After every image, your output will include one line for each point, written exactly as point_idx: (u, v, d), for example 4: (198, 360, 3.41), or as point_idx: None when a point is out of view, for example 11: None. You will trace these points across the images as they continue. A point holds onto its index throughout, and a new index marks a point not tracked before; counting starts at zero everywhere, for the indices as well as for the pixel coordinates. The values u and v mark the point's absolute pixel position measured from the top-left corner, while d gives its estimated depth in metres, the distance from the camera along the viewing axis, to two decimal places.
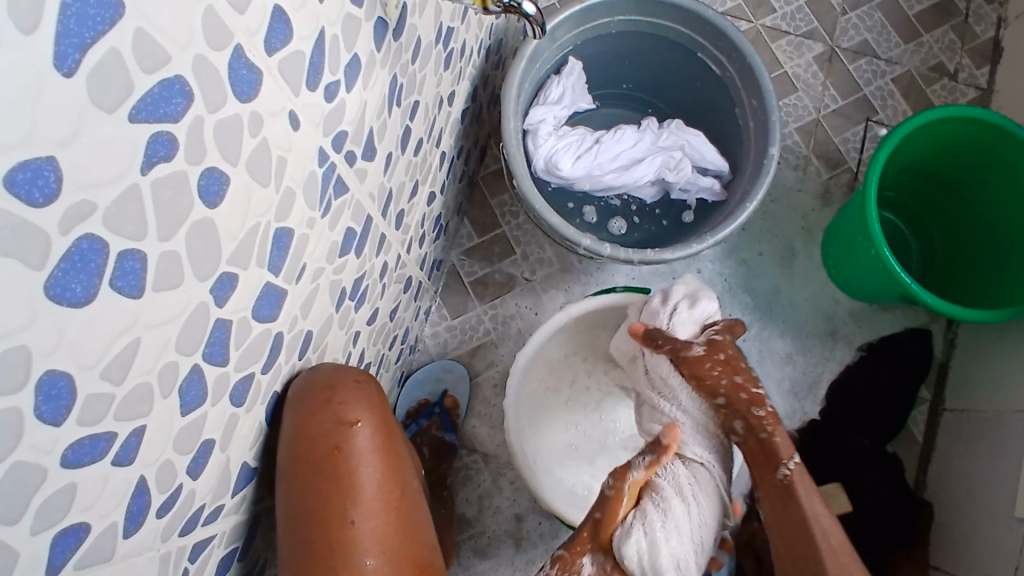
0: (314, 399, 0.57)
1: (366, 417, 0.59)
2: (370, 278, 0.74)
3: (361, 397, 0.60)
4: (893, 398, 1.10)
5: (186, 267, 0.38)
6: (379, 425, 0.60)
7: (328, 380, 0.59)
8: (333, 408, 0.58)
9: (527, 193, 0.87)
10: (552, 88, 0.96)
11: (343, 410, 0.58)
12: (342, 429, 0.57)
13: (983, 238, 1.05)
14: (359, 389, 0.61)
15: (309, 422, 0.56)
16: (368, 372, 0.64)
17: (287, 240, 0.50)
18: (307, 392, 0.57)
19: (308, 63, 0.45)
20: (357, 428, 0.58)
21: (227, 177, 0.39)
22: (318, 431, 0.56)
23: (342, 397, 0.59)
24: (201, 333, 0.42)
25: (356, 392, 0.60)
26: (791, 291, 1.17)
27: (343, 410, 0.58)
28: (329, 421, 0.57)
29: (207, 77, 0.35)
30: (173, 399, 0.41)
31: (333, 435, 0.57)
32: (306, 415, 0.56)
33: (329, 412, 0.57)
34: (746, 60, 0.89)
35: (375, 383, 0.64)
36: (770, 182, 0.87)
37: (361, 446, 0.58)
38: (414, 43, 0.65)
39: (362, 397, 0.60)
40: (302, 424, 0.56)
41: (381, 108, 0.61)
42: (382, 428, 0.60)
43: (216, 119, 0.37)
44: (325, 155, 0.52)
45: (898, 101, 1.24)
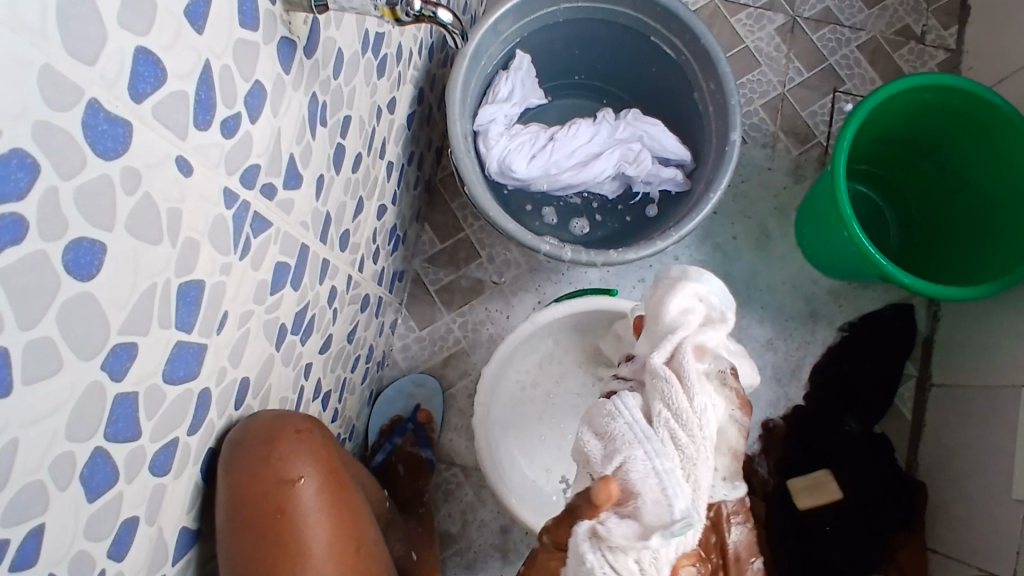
0: (252, 458, 0.53)
1: (310, 472, 0.57)
2: (316, 307, 0.70)
3: (305, 450, 0.57)
4: (878, 376, 1.08)
5: (65, 350, 0.34)
6: (325, 477, 0.58)
7: (266, 433, 0.55)
8: (274, 467, 0.54)
9: (480, 200, 0.83)
10: (500, 85, 0.91)
11: (286, 468, 0.55)
12: (286, 489, 0.55)
13: (958, 208, 1.02)
14: (300, 441, 0.57)
15: (249, 487, 0.53)
16: (308, 415, 0.61)
17: (198, 293, 0.45)
18: (242, 452, 0.53)
19: (194, 103, 0.41)
20: (302, 485, 0.55)
21: (103, 245, 0.35)
22: (258, 496, 0.53)
23: (283, 452, 0.56)
24: (100, 413, 0.38)
25: (297, 444, 0.57)
26: (768, 274, 1.14)
27: (286, 467, 0.55)
28: (269, 483, 0.54)
29: (55, 143, 0.31)
30: (74, 489, 0.38)
31: (277, 497, 0.54)
32: (244, 478, 0.53)
33: (272, 472, 0.54)
34: (700, 42, 0.85)
35: (317, 429, 0.60)
36: (734, 168, 0.83)
37: (307, 505, 0.55)
38: (334, 57, 0.60)
39: (305, 449, 0.57)
40: (240, 488, 0.53)
41: (301, 133, 0.57)
42: (329, 479, 0.58)
43: (78, 185, 0.33)
44: (234, 194, 0.47)
45: (865, 69, 1.20)
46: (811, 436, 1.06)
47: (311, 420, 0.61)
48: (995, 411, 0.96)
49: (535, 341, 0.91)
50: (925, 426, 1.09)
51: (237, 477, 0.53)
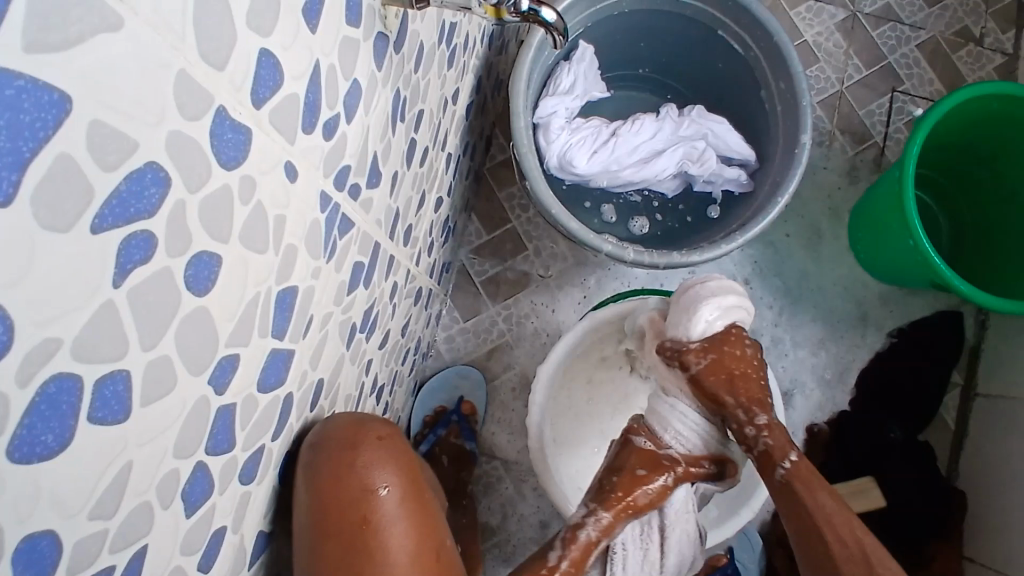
0: (332, 463, 0.53)
1: (393, 480, 0.55)
2: (380, 303, 0.69)
3: (387, 457, 0.56)
4: (926, 384, 1.06)
5: (179, 369, 0.33)
6: (408, 487, 0.56)
7: (347, 439, 0.55)
8: (356, 473, 0.53)
9: (542, 195, 0.81)
10: (562, 76, 0.88)
11: (368, 475, 0.54)
12: (368, 498, 0.53)
13: (1012, 221, 0.99)
14: (382, 447, 0.56)
15: (331, 492, 0.52)
16: (389, 422, 0.60)
17: (291, 299, 0.44)
18: (324, 455, 0.53)
19: (303, 105, 0.39)
20: (384, 494, 0.54)
21: (218, 258, 0.33)
22: (340, 502, 0.52)
23: (364, 458, 0.55)
24: (203, 427, 0.37)
25: (379, 451, 0.56)
26: (818, 275, 1.12)
27: (368, 474, 0.54)
28: (351, 489, 0.53)
29: (186, 154, 0.29)
30: (176, 506, 0.36)
31: (359, 505, 0.53)
32: (326, 483, 0.52)
33: (353, 478, 0.53)
34: (772, 39, 0.82)
35: (397, 436, 0.59)
36: (803, 173, 0.81)
37: (389, 514, 0.54)
38: (416, 50, 0.58)
39: (387, 456, 0.56)
40: (320, 495, 0.52)
41: (384, 129, 0.55)
42: (412, 488, 0.56)
43: (201, 197, 0.31)
44: (328, 197, 0.46)
45: (924, 69, 1.16)
46: (857, 441, 1.05)
47: (392, 427, 0.61)
48: None
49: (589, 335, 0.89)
50: (971, 438, 1.07)
51: (318, 482, 0.52)
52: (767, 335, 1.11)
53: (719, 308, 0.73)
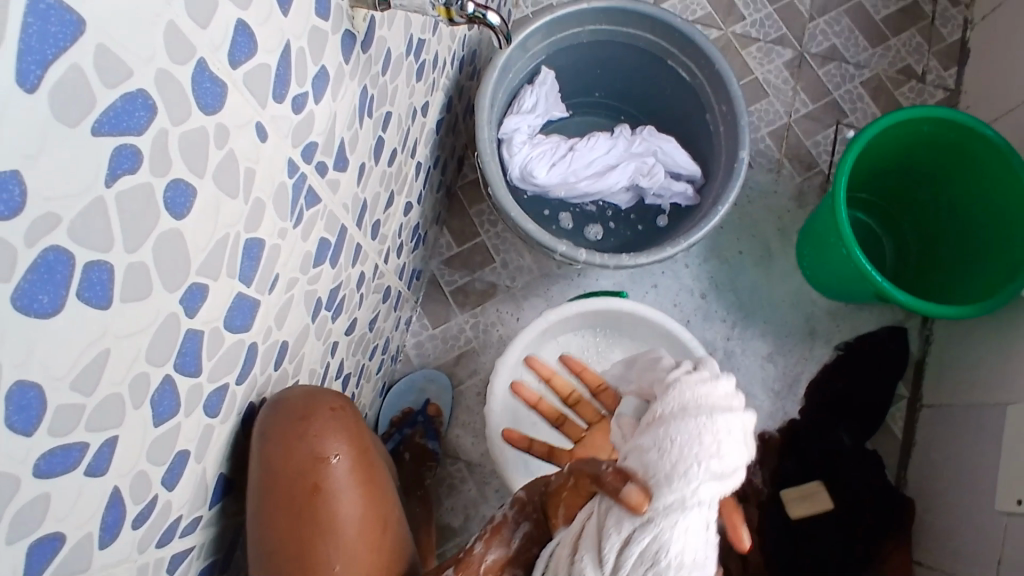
0: (285, 435, 0.55)
1: (344, 451, 0.57)
2: (347, 288, 0.75)
3: (340, 428, 0.57)
4: (870, 394, 1.12)
5: (155, 278, 0.39)
6: (359, 456, 0.58)
7: (300, 410, 0.56)
8: (308, 443, 0.55)
9: (501, 200, 0.88)
10: (525, 97, 0.97)
11: (320, 445, 0.56)
12: (319, 466, 0.55)
13: (951, 237, 1.08)
14: (335, 419, 0.58)
15: (284, 459, 0.54)
16: (342, 395, 0.62)
17: (258, 251, 0.50)
18: (280, 423, 0.55)
19: (274, 76, 0.46)
20: (335, 463, 0.56)
21: (194, 189, 0.40)
22: (292, 469, 0.54)
23: (317, 429, 0.56)
24: (173, 343, 0.42)
25: (332, 421, 0.57)
26: (770, 291, 1.19)
27: (320, 444, 0.56)
28: (303, 459, 0.54)
29: (171, 91, 0.36)
30: (146, 410, 0.41)
31: (310, 474, 0.55)
32: (279, 451, 0.54)
33: (305, 448, 0.55)
34: (713, 66, 0.92)
35: (350, 408, 0.61)
36: (741, 185, 0.89)
37: (339, 483, 0.56)
38: (384, 54, 0.66)
39: (339, 427, 0.58)
40: (273, 463, 0.54)
41: (352, 119, 0.62)
42: (362, 460, 0.58)
43: (182, 131, 0.37)
44: (295, 166, 0.52)
45: (867, 104, 1.27)
46: (807, 449, 1.09)
47: (345, 400, 0.62)
48: (983, 428, 0.99)
49: (556, 334, 0.95)
50: (914, 445, 1.12)
51: (272, 449, 0.54)
52: (720, 347, 1.17)
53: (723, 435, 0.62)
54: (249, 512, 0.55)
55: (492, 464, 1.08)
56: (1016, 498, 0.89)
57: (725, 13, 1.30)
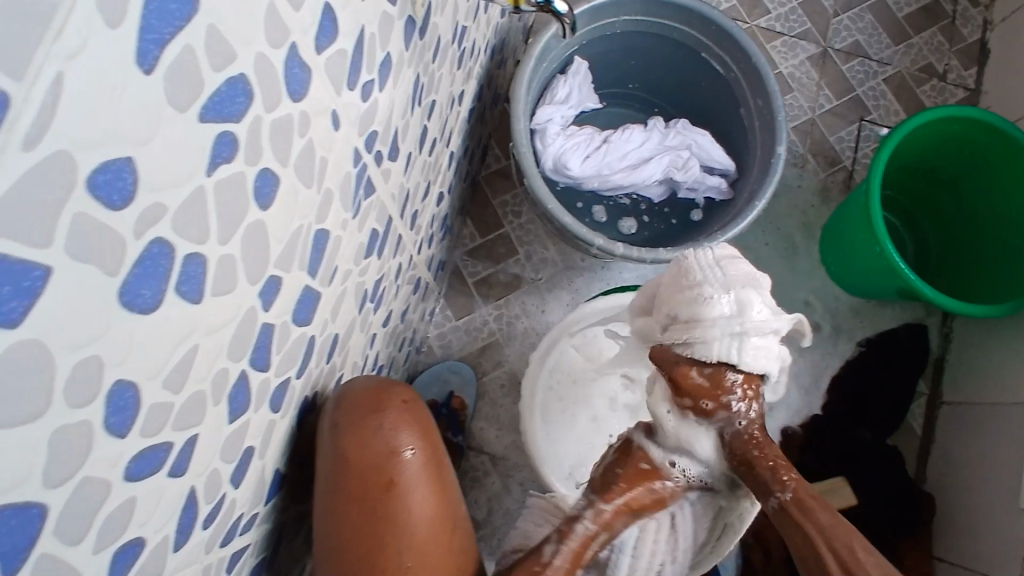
0: (362, 424, 0.56)
1: (417, 446, 0.57)
2: (387, 280, 0.74)
3: (412, 423, 0.58)
4: (890, 390, 1.12)
5: (240, 271, 0.37)
6: (430, 452, 0.58)
7: (372, 403, 0.57)
8: (383, 435, 0.56)
9: (538, 192, 0.87)
10: (559, 87, 0.96)
11: (394, 439, 0.56)
12: (394, 460, 0.55)
13: (976, 237, 1.08)
14: (407, 413, 0.58)
15: (359, 450, 0.55)
16: (410, 390, 0.62)
17: (323, 242, 0.49)
18: (355, 413, 0.56)
19: (349, 63, 0.44)
20: (409, 457, 0.56)
21: (278, 178, 0.38)
22: (367, 460, 0.55)
23: (390, 423, 0.57)
24: (250, 338, 0.41)
25: (404, 416, 0.58)
26: (793, 286, 1.18)
27: (394, 438, 0.56)
28: (379, 451, 0.55)
29: (266, 76, 0.34)
30: (223, 407, 0.40)
31: (385, 468, 0.55)
32: (354, 441, 0.55)
33: (378, 442, 0.55)
34: (751, 60, 0.91)
35: (420, 404, 0.61)
36: (778, 180, 0.88)
37: (413, 477, 0.56)
38: (435, 43, 0.64)
39: (411, 420, 0.58)
40: (347, 457, 0.54)
41: (405, 109, 0.60)
42: (433, 455, 0.58)
43: (273, 118, 0.36)
44: (359, 155, 0.51)
45: (890, 101, 1.27)
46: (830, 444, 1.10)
47: (414, 396, 0.63)
48: (1006, 427, 1.00)
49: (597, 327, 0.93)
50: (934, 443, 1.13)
51: (345, 442, 0.55)
52: None
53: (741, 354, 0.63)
54: (322, 506, 0.55)
55: (517, 457, 1.08)
56: None
57: (750, 7, 1.29)
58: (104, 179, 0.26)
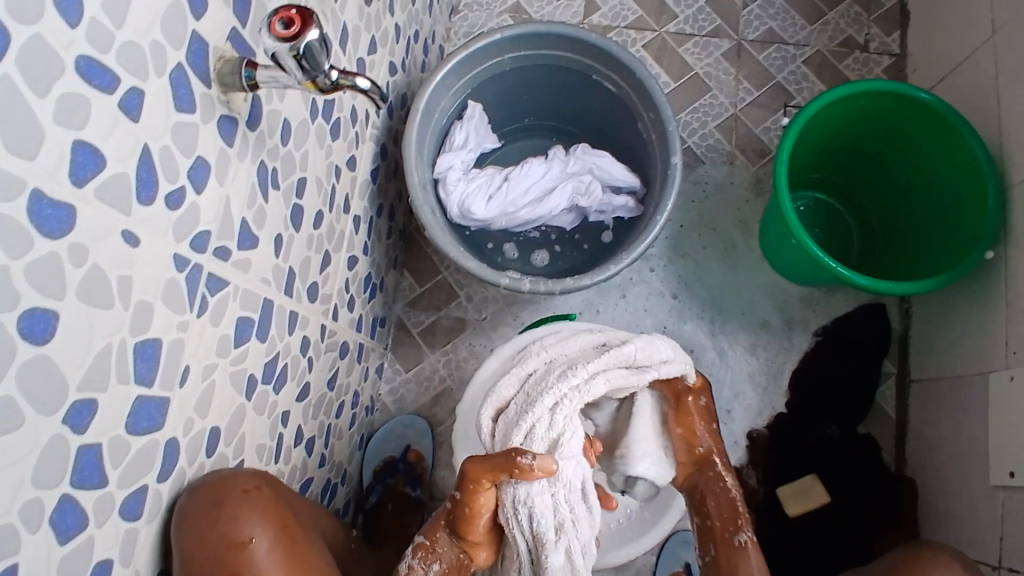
0: (203, 523, 0.54)
1: (260, 530, 0.57)
2: (288, 356, 0.75)
3: (253, 508, 0.58)
4: (855, 375, 1.09)
5: (26, 407, 0.39)
6: (277, 531, 0.58)
7: (211, 497, 0.56)
8: (224, 530, 0.55)
9: (440, 242, 0.88)
10: (455, 134, 0.97)
11: (238, 530, 0.56)
12: (237, 551, 0.55)
13: (911, 206, 1.06)
14: (249, 499, 0.58)
15: (201, 551, 0.53)
16: (254, 471, 0.62)
17: (156, 350, 0.50)
18: (195, 514, 0.54)
19: (136, 181, 0.46)
20: (253, 544, 0.56)
21: (56, 313, 0.40)
22: (212, 559, 0.54)
23: (232, 514, 0.56)
24: (64, 463, 0.43)
25: (245, 503, 0.57)
26: (739, 284, 1.16)
27: (236, 529, 0.56)
28: (222, 547, 0.54)
29: (1, 229, 0.36)
30: (45, 531, 0.42)
31: (229, 562, 0.55)
32: (197, 543, 0.53)
33: (222, 536, 0.55)
34: (636, 77, 0.91)
35: (263, 483, 0.61)
36: (678, 191, 0.88)
37: (261, 562, 0.56)
38: (281, 127, 0.66)
39: (254, 506, 0.58)
40: (189, 559, 0.53)
41: (253, 197, 0.62)
42: (281, 534, 0.58)
43: (25, 263, 0.38)
44: (185, 260, 0.52)
45: (813, 83, 1.26)
46: (797, 441, 1.07)
47: (257, 474, 0.62)
48: (969, 398, 0.96)
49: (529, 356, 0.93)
50: (909, 423, 1.09)
51: (184, 543, 0.53)
52: (702, 347, 1.14)
53: (609, 379, 0.77)
54: None
55: None
56: (1008, 470, 0.86)
57: (657, 14, 1.29)
58: None
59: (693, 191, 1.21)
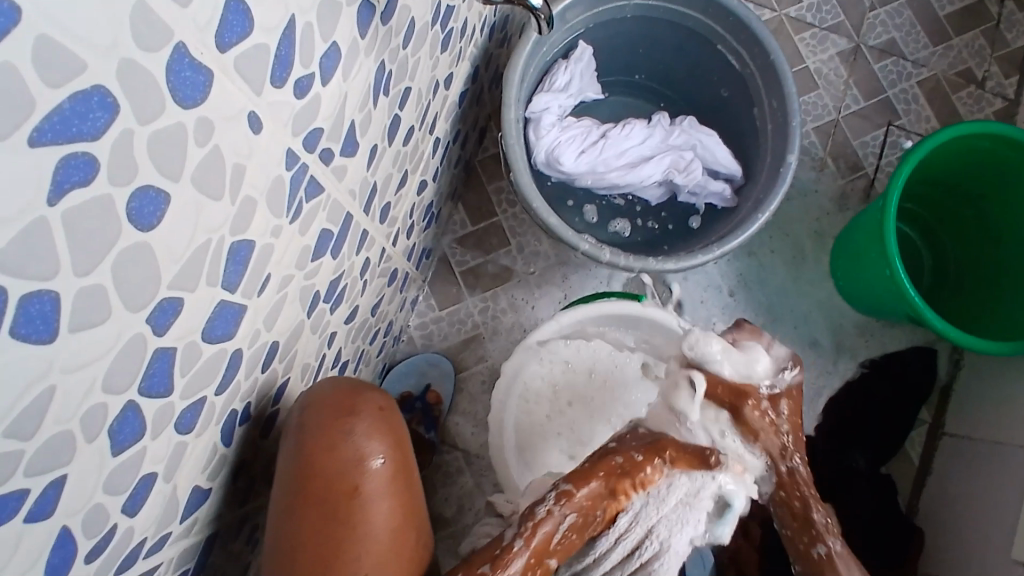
0: (332, 425, 0.52)
1: (386, 455, 0.52)
2: (349, 277, 0.69)
3: (384, 429, 0.53)
4: (890, 417, 1.05)
5: (114, 301, 0.33)
6: (399, 463, 0.53)
7: (346, 405, 0.53)
8: (351, 441, 0.52)
9: (524, 189, 0.81)
10: (559, 74, 0.89)
11: (363, 445, 0.52)
12: (359, 466, 0.51)
13: (997, 261, 1.00)
14: (381, 419, 0.54)
15: (326, 455, 0.51)
16: (389, 396, 0.58)
17: (246, 254, 0.44)
18: (327, 414, 0.52)
19: (274, 59, 0.39)
20: (376, 466, 0.51)
21: (166, 196, 0.34)
22: (333, 465, 0.51)
23: (361, 427, 0.52)
24: (139, 366, 0.37)
25: (378, 421, 0.54)
26: (797, 297, 1.12)
27: (364, 444, 0.52)
28: (346, 456, 0.51)
29: (139, 85, 0.29)
30: (103, 441, 0.36)
31: (351, 474, 0.51)
32: (322, 444, 0.51)
33: (343, 447, 0.51)
34: (769, 58, 0.83)
35: (397, 409, 0.57)
36: (786, 192, 0.81)
37: (379, 487, 0.51)
38: (406, 26, 0.58)
39: (384, 427, 0.54)
40: (313, 457, 0.51)
41: (365, 100, 0.55)
42: (403, 468, 0.54)
43: (152, 131, 0.31)
44: (295, 157, 0.46)
45: (922, 106, 1.18)
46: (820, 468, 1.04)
47: (392, 400, 0.58)
48: (1002, 468, 0.94)
49: (588, 327, 0.88)
50: (930, 473, 1.07)
51: (312, 440, 0.51)
52: None
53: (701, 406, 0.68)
54: (280, 503, 0.51)
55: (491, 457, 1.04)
56: None
57: None
58: None
59: None
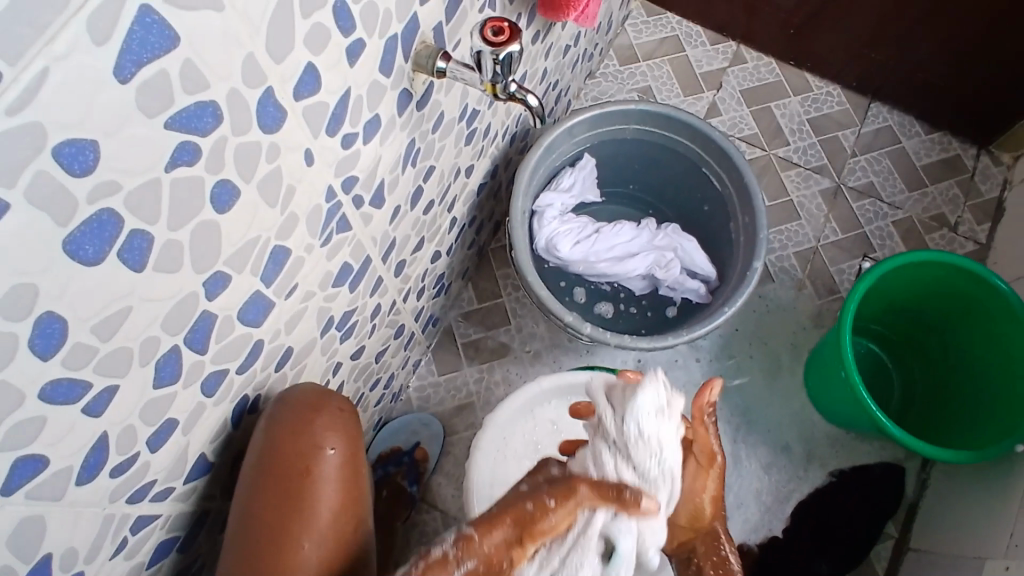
0: (297, 417, 0.61)
1: (339, 448, 0.61)
2: (360, 315, 0.80)
3: (340, 426, 0.62)
4: (859, 527, 1.10)
5: (186, 259, 0.45)
6: (350, 458, 0.62)
7: (311, 403, 0.63)
8: (311, 430, 0.60)
9: (522, 264, 0.94)
10: (564, 177, 1.04)
11: (320, 436, 0.60)
12: (315, 452, 0.59)
13: (958, 384, 1.08)
14: (338, 418, 0.63)
15: (289, 438, 0.59)
16: (349, 403, 0.67)
17: (283, 258, 0.56)
18: (294, 408, 0.62)
19: (330, 113, 0.53)
20: (329, 454, 0.60)
21: (237, 191, 0.46)
22: (293, 448, 0.59)
23: (321, 422, 0.61)
24: (188, 318, 0.48)
25: (336, 420, 0.62)
26: (773, 403, 1.19)
27: (320, 435, 0.60)
28: (305, 441, 0.60)
29: (237, 107, 0.43)
30: (150, 369, 0.47)
31: (306, 457, 0.59)
32: (286, 429, 0.60)
33: (304, 436, 0.60)
34: (743, 180, 0.98)
35: (355, 416, 0.66)
36: (750, 292, 0.92)
37: (329, 472, 0.59)
38: (437, 115, 0.74)
39: (342, 425, 0.62)
40: (277, 440, 0.59)
41: (395, 164, 0.69)
42: (353, 463, 0.62)
43: (239, 141, 0.44)
44: (333, 193, 0.59)
45: (896, 243, 1.30)
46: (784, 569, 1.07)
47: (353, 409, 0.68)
48: None
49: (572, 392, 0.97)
50: None
51: (278, 426, 0.60)
52: None
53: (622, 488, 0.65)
54: (245, 479, 0.60)
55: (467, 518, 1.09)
56: None
57: (771, 137, 1.37)
58: (68, 152, 0.34)
59: (757, 304, 1.25)
